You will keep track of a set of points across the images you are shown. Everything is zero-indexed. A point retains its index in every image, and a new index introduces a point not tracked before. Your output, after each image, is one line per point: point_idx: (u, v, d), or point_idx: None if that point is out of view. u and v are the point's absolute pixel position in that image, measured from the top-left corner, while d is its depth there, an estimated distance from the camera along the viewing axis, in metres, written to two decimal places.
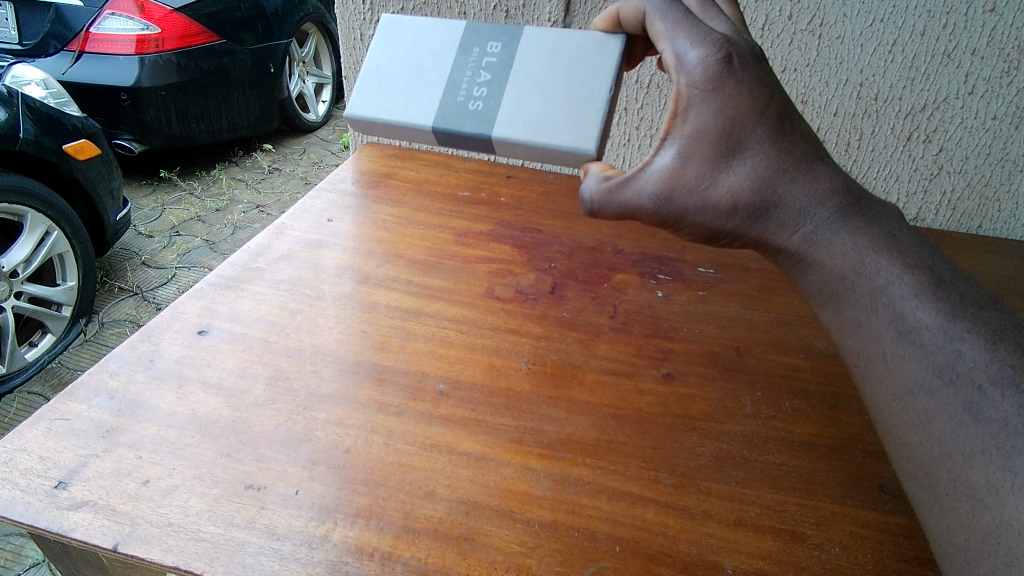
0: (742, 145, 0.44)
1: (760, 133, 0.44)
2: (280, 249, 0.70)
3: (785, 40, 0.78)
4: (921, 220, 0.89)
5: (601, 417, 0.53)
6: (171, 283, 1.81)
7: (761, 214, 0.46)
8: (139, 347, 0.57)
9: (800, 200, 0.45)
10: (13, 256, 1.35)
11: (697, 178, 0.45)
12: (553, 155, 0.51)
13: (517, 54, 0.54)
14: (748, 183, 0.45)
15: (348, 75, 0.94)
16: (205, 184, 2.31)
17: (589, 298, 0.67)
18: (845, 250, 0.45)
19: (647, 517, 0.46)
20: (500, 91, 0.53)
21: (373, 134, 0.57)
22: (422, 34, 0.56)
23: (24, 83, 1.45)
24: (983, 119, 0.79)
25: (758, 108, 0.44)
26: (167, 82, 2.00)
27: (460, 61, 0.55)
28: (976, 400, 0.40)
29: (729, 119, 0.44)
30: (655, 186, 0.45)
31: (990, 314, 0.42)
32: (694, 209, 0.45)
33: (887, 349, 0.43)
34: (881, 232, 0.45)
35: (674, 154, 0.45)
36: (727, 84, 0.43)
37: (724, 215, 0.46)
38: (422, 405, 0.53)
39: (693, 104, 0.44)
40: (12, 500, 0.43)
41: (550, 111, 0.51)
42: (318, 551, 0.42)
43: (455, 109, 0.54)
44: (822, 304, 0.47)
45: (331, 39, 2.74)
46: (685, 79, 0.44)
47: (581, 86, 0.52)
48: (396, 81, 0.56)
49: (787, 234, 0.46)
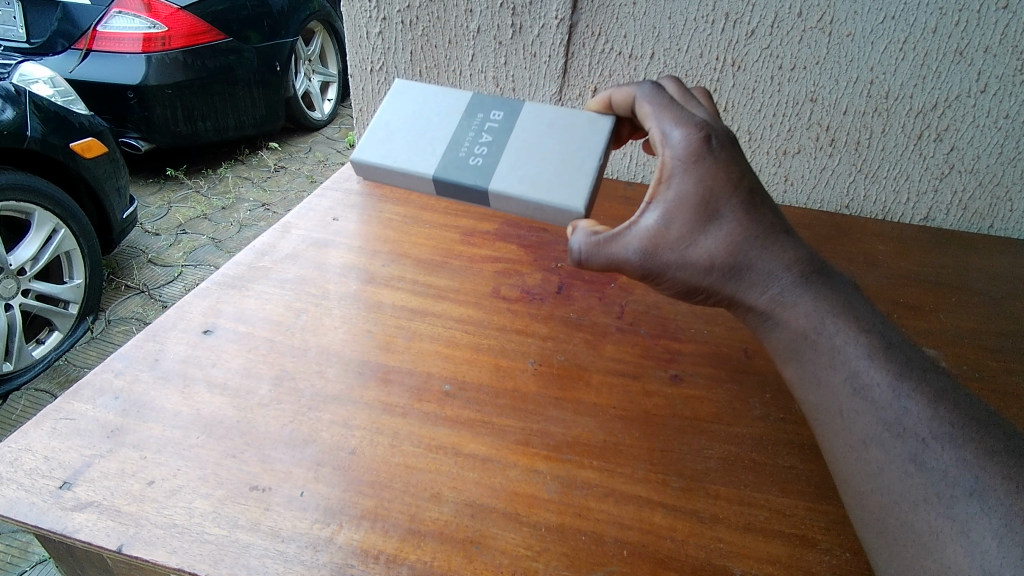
0: (719, 213, 0.46)
1: (734, 203, 0.46)
2: (286, 248, 0.70)
3: (795, 38, 0.76)
4: (931, 220, 0.88)
5: (609, 419, 0.53)
6: (177, 281, 1.82)
7: (734, 274, 0.47)
8: (144, 347, 0.56)
9: (769, 265, 0.46)
10: (21, 254, 1.35)
11: (679, 238, 0.46)
12: (544, 211, 0.52)
13: (519, 122, 0.55)
14: (724, 245, 0.46)
15: (353, 74, 0.94)
16: (211, 182, 2.32)
17: (596, 299, 0.67)
18: (808, 312, 0.45)
19: (654, 520, 0.45)
20: (500, 150, 0.54)
21: (377, 178, 0.56)
22: (433, 98, 0.57)
23: (32, 81, 1.46)
24: (995, 118, 0.78)
25: (734, 182, 0.46)
26: (173, 80, 2.00)
27: (462, 123, 0.56)
28: (919, 452, 0.39)
29: (708, 188, 0.45)
30: (640, 242, 0.46)
31: (933, 376, 0.42)
32: (675, 266, 0.46)
33: (843, 404, 0.43)
34: (838, 299, 0.46)
35: (657, 215, 0.46)
36: (707, 158, 0.45)
37: (700, 271, 0.46)
38: (428, 406, 0.53)
39: (676, 172, 0.46)
40: (17, 500, 0.43)
41: (543, 172, 0.52)
42: (324, 554, 0.41)
43: (456, 162, 0.54)
44: (785, 359, 0.47)
45: (337, 37, 2.73)
46: (669, 151, 0.46)
47: (574, 153, 0.53)
48: (404, 133, 0.56)
49: (756, 294, 0.47)
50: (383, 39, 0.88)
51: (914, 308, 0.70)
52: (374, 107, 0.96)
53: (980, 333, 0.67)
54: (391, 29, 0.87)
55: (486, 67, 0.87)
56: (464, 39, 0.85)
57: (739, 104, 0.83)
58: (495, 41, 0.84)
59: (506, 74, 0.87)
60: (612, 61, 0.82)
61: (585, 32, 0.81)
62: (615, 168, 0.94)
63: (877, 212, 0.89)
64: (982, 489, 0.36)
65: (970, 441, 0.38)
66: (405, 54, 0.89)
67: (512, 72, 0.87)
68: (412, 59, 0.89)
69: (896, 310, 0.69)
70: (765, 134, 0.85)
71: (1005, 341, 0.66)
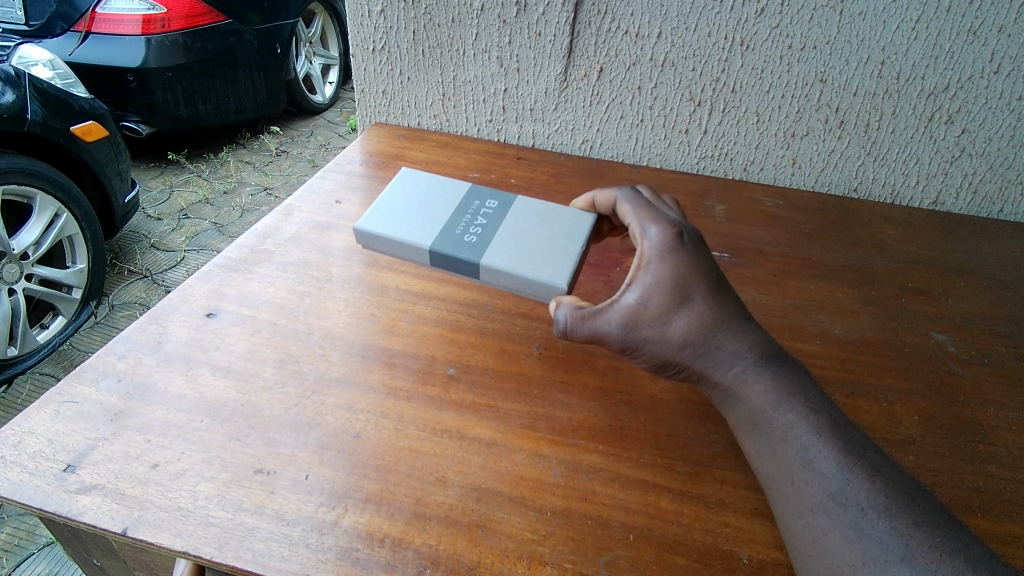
0: (691, 295, 0.46)
1: (705, 289, 0.47)
2: (288, 230, 0.69)
3: (805, 17, 0.75)
4: (941, 204, 0.87)
5: (614, 403, 0.53)
6: (180, 266, 1.81)
7: (704, 351, 0.46)
8: (147, 330, 0.56)
9: (730, 351, 0.46)
10: (23, 239, 1.35)
11: (657, 315, 0.46)
12: (530, 286, 0.51)
13: (512, 211, 0.56)
14: (696, 324, 0.46)
15: (355, 53, 0.93)
16: (213, 166, 2.31)
17: (601, 282, 0.66)
18: (766, 391, 0.45)
19: (661, 505, 0.45)
20: (492, 231, 0.54)
21: (376, 248, 0.56)
22: (437, 185, 0.59)
23: (32, 64, 1.43)
24: (1008, 100, 0.76)
25: (704, 271, 0.48)
26: (174, 63, 1.98)
27: (459, 207, 0.56)
28: (859, 519, 0.39)
29: (683, 274, 0.47)
30: (621, 317, 0.45)
31: (871, 451, 0.42)
32: (653, 342, 0.46)
33: (794, 474, 0.42)
34: (792, 380, 0.46)
35: (638, 293, 0.46)
36: (681, 250, 0.48)
37: (674, 347, 0.46)
38: (432, 390, 0.52)
39: (652, 258, 0.47)
40: (21, 483, 0.43)
41: (530, 250, 0.52)
42: (328, 537, 0.41)
43: (452, 237, 0.53)
44: (743, 433, 0.46)
45: (339, 18, 2.72)
46: (647, 243, 0.49)
47: (560, 238, 0.53)
48: (408, 208, 0.56)
49: (722, 370, 0.46)
50: (385, 17, 0.87)
51: (923, 293, 0.69)
52: (376, 88, 0.95)
53: (989, 319, 0.66)
54: (393, 8, 0.85)
55: (490, 46, 0.86)
56: (467, 17, 0.83)
57: (747, 85, 0.82)
58: (499, 19, 0.83)
59: (510, 55, 0.86)
60: (619, 40, 0.81)
61: (591, 10, 0.79)
62: (621, 151, 0.92)
63: (885, 196, 0.88)
64: (911, 555, 0.37)
65: (903, 509, 0.39)
66: (407, 33, 0.87)
67: (516, 51, 0.85)
68: (415, 39, 0.87)
69: (904, 295, 0.69)
70: (774, 116, 0.84)
71: (1014, 326, 0.66)
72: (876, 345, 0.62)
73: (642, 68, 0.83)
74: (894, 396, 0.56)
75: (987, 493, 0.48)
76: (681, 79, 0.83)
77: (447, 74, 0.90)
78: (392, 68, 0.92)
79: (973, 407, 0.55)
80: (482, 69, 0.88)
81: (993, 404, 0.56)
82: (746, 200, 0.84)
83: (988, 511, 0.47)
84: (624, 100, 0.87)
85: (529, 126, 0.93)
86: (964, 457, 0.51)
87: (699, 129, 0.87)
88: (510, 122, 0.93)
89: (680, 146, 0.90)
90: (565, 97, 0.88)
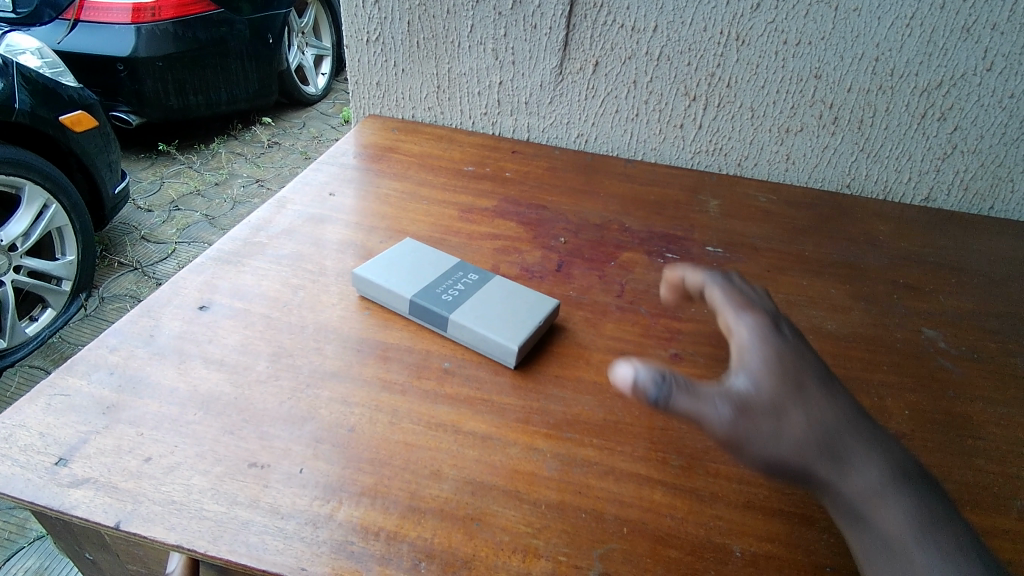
0: (807, 387, 0.39)
1: (821, 385, 0.40)
2: (282, 223, 0.69)
3: (801, 12, 0.75)
4: (932, 201, 0.88)
5: (609, 397, 0.53)
6: (171, 258, 1.80)
7: (833, 454, 0.37)
8: (139, 322, 0.56)
9: (863, 462, 0.37)
10: (11, 230, 1.34)
11: (774, 402, 0.37)
12: (487, 345, 0.55)
13: (491, 281, 0.61)
14: (820, 420, 0.37)
15: (349, 44, 0.92)
16: (204, 157, 2.29)
17: (596, 277, 0.66)
18: (906, 518, 0.36)
19: (655, 498, 0.45)
20: (468, 295, 0.59)
21: (366, 295, 0.60)
22: (433, 253, 0.64)
23: (19, 52, 1.41)
24: (1000, 97, 0.77)
25: (814, 368, 0.41)
26: (164, 52, 1.96)
27: (444, 273, 0.61)
28: None
29: (794, 364, 0.40)
30: (729, 399, 0.37)
31: None
32: (773, 435, 0.36)
33: None
34: (935, 509, 0.37)
35: (744, 376, 0.39)
36: (781, 340, 0.42)
37: (797, 444, 0.36)
38: (427, 383, 0.52)
39: (752, 344, 0.41)
40: (12, 476, 0.42)
41: (496, 316, 0.56)
42: (323, 531, 0.41)
43: (431, 293, 0.58)
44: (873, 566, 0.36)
45: (331, 8, 2.71)
46: (743, 331, 0.43)
47: (525, 310, 0.57)
48: (402, 266, 0.61)
49: (855, 484, 0.37)
50: (379, 8, 0.86)
51: (914, 289, 0.70)
52: (370, 80, 0.95)
53: (980, 315, 0.67)
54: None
55: (485, 39, 0.85)
56: (463, 9, 0.83)
57: (742, 80, 0.82)
58: (495, 11, 0.82)
59: (505, 47, 0.85)
60: (614, 34, 0.81)
61: (587, 3, 0.79)
62: (615, 145, 0.92)
63: (877, 192, 0.89)
64: None
65: None
66: (401, 24, 0.87)
67: (512, 44, 0.85)
68: (409, 31, 0.87)
69: (896, 291, 0.69)
70: (768, 111, 0.84)
71: (1004, 322, 0.66)
72: (867, 340, 0.62)
73: (637, 62, 0.83)
74: (884, 391, 0.56)
75: (977, 486, 0.48)
76: (676, 74, 0.83)
77: (442, 66, 0.90)
78: (386, 59, 0.91)
79: (962, 402, 0.56)
80: (477, 61, 0.88)
81: (982, 399, 0.57)
82: (740, 195, 0.84)
83: (977, 504, 0.47)
84: (618, 94, 0.86)
85: (524, 120, 0.92)
86: (953, 452, 0.51)
87: (694, 124, 0.87)
88: (505, 116, 0.93)
89: (674, 141, 0.90)
90: (560, 91, 0.88)
